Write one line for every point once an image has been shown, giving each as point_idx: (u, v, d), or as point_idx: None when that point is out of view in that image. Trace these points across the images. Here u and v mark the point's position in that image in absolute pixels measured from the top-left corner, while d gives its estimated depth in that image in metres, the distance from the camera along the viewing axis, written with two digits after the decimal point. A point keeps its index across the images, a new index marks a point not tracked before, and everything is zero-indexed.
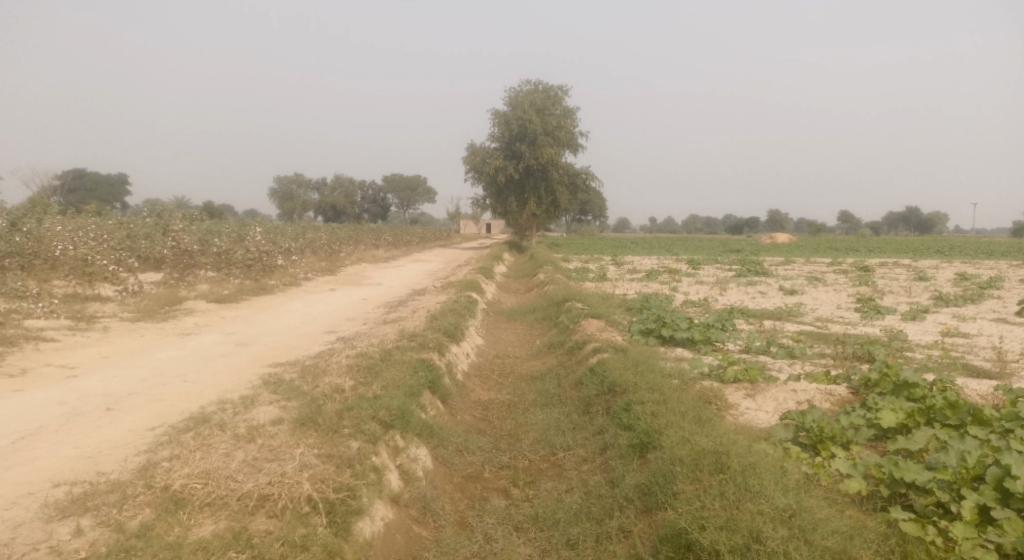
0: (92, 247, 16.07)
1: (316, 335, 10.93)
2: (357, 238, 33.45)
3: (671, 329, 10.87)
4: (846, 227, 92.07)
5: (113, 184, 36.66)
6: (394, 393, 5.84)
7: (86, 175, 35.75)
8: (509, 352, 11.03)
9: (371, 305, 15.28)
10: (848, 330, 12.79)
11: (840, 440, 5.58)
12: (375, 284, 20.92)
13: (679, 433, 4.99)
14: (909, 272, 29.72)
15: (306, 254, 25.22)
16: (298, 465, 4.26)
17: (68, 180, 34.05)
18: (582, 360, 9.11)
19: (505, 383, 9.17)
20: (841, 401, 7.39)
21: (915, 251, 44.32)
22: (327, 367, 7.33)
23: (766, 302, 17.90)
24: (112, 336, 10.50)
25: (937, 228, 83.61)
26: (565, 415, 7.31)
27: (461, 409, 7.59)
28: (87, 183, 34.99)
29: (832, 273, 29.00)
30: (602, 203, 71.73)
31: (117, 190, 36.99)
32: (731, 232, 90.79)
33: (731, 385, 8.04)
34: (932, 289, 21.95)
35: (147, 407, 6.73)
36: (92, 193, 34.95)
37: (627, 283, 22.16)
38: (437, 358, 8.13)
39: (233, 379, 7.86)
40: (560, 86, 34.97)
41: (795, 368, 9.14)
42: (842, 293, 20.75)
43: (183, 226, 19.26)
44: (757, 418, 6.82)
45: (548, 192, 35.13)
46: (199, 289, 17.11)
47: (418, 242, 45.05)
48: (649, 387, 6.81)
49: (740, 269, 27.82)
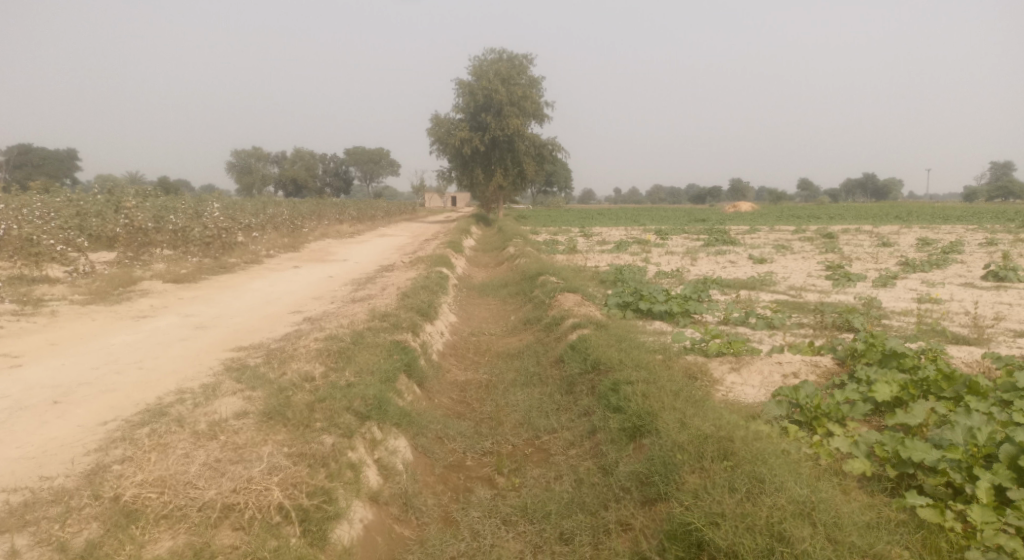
0: (38, 226, 15.11)
1: (281, 316, 10.43)
2: (320, 213, 32.60)
3: (649, 301, 10.62)
4: (806, 195, 93.27)
5: (62, 159, 35.15)
6: (369, 379, 5.46)
7: (34, 151, 34.14)
8: (484, 329, 10.69)
9: (338, 283, 14.72)
10: (823, 298, 12.70)
11: (836, 416, 5.36)
12: (341, 261, 20.31)
13: (675, 414, 4.77)
14: (873, 238, 30.00)
15: (268, 230, 24.42)
16: (267, 468, 3.88)
17: (13, 155, 32.49)
18: (561, 336, 8.80)
19: (482, 362, 8.84)
20: (828, 373, 7.22)
21: (875, 217, 44.93)
22: (295, 352, 6.88)
23: (737, 271, 17.79)
24: (61, 321, 9.86)
25: (894, 195, 85.10)
26: (547, 395, 7.01)
27: (438, 392, 7.23)
28: (34, 159, 33.40)
29: (798, 241, 29.14)
30: (567, 174, 71.25)
31: (67, 165, 35.50)
32: (694, 201, 91.31)
33: (715, 359, 7.82)
34: (898, 255, 22.10)
35: (98, 400, 6.23)
36: (40, 168, 33.45)
37: (598, 254, 21.92)
38: (411, 339, 7.73)
39: (192, 366, 7.36)
40: (526, 55, 34.26)
41: (776, 340, 8.97)
42: (811, 260, 20.79)
43: (136, 202, 18.38)
44: (746, 394, 6.59)
45: (514, 163, 34.60)
46: (156, 269, 16.36)
47: (383, 216, 44.18)
48: (635, 364, 6.53)
49: (708, 238, 27.78)
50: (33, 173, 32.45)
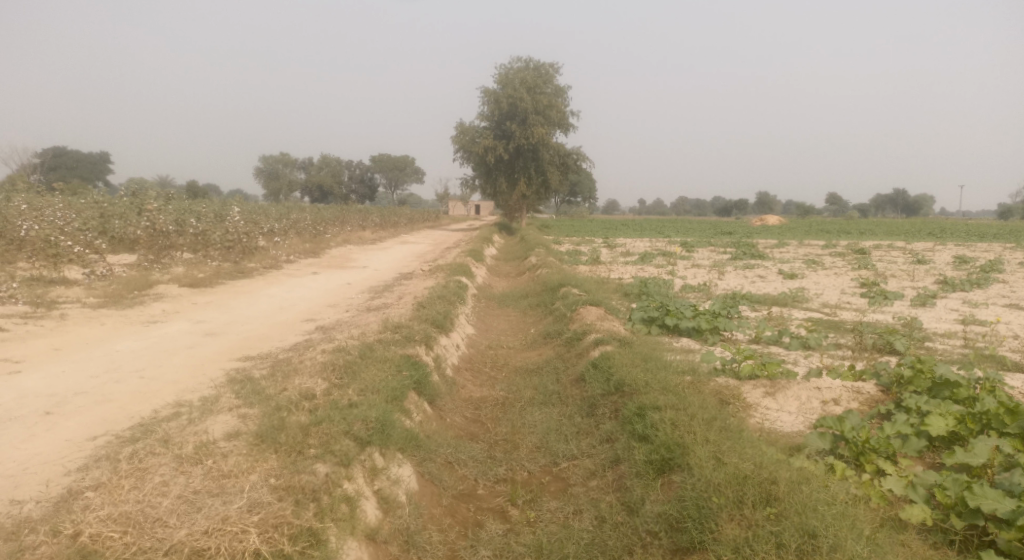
0: (58, 228, 15.02)
1: (294, 324, 10.09)
2: (343, 220, 32.48)
3: (676, 317, 10.12)
4: (834, 209, 91.72)
5: (95, 162, 35.44)
6: (374, 398, 5.06)
7: (68, 154, 34.44)
8: (502, 342, 10.27)
9: (355, 290, 14.39)
10: (858, 317, 12.10)
11: (886, 452, 4.85)
12: (360, 267, 20.04)
13: (709, 447, 4.32)
14: (906, 254, 29.13)
15: (290, 235, 24.25)
16: (248, 504, 3.50)
17: (47, 158, 32.83)
18: (583, 353, 8.34)
19: (499, 377, 8.42)
20: (871, 401, 6.70)
21: (907, 234, 43.75)
22: (300, 364, 6.50)
23: (767, 287, 17.19)
24: (69, 324, 9.61)
25: (925, 210, 83.09)
26: (567, 417, 6.56)
27: (451, 410, 6.80)
28: (67, 161, 33.77)
29: (828, 256, 28.36)
30: (592, 184, 70.76)
31: (100, 168, 35.79)
32: (720, 214, 90.27)
33: (748, 382, 7.31)
34: (934, 273, 21.28)
35: (91, 411, 5.90)
36: (73, 171, 33.75)
37: (622, 266, 21.41)
38: (424, 353, 7.32)
39: (195, 377, 7.02)
40: (552, 64, 33.95)
41: (812, 362, 8.43)
42: (843, 277, 20.10)
43: (158, 205, 18.26)
44: (783, 424, 6.09)
45: (539, 172, 34.22)
46: (174, 272, 16.19)
47: (406, 223, 44.00)
48: (661, 387, 6.05)
49: (735, 252, 27.14)
50: (65, 176, 32.80)
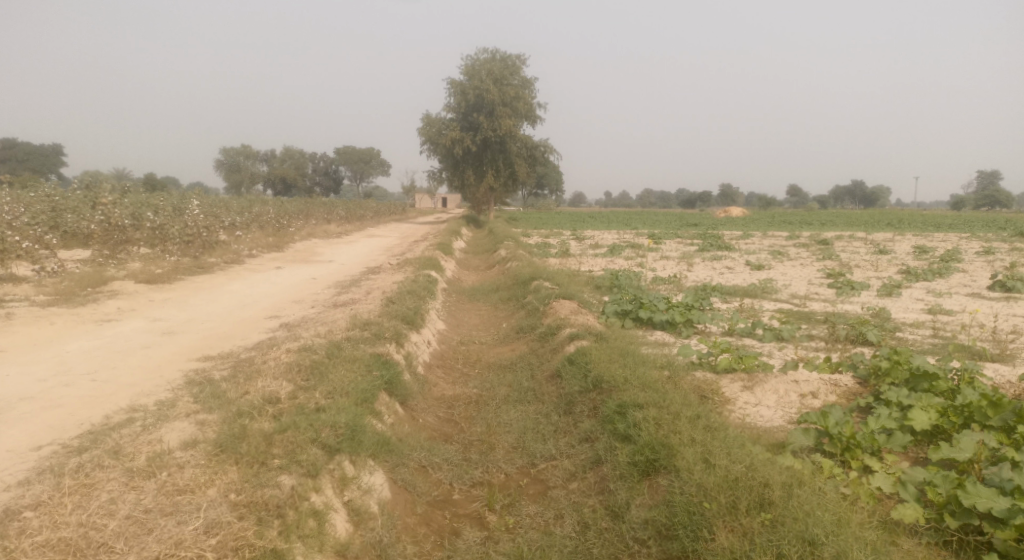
0: (6, 222, 14.33)
1: (258, 322, 9.73)
2: (307, 213, 31.83)
3: (649, 310, 9.98)
4: (795, 201, 93.17)
5: (48, 155, 34.17)
6: (343, 401, 4.79)
7: (18, 146, 33.12)
8: (473, 338, 10.02)
9: (321, 285, 14.01)
10: (829, 308, 12.11)
11: (871, 448, 4.75)
12: (326, 261, 19.60)
13: (697, 449, 4.17)
14: (867, 245, 29.59)
15: (252, 229, 23.63)
16: (205, 524, 3.27)
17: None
18: (557, 348, 8.14)
19: (471, 374, 8.18)
20: (849, 394, 6.63)
21: (868, 225, 44.49)
22: (263, 364, 6.19)
23: (736, 278, 17.21)
24: (16, 324, 9.11)
25: (882, 202, 84.81)
26: (544, 415, 6.36)
27: (423, 410, 6.55)
28: (18, 154, 32.49)
29: (794, 247, 28.66)
30: (558, 176, 70.70)
31: (52, 161, 34.51)
32: (684, 206, 90.89)
33: (726, 376, 7.18)
34: (897, 263, 21.57)
35: (37, 419, 5.50)
36: (24, 164, 32.50)
37: (592, 258, 21.30)
38: (394, 351, 7.03)
39: (151, 379, 6.64)
40: (519, 56, 33.68)
41: (788, 354, 8.36)
42: (809, 267, 20.27)
43: (113, 198, 17.54)
44: (764, 421, 5.97)
45: (506, 165, 33.95)
46: (131, 268, 15.59)
47: (372, 217, 43.42)
48: (640, 383, 5.89)
49: (702, 243, 27.25)
50: (16, 168, 31.56)
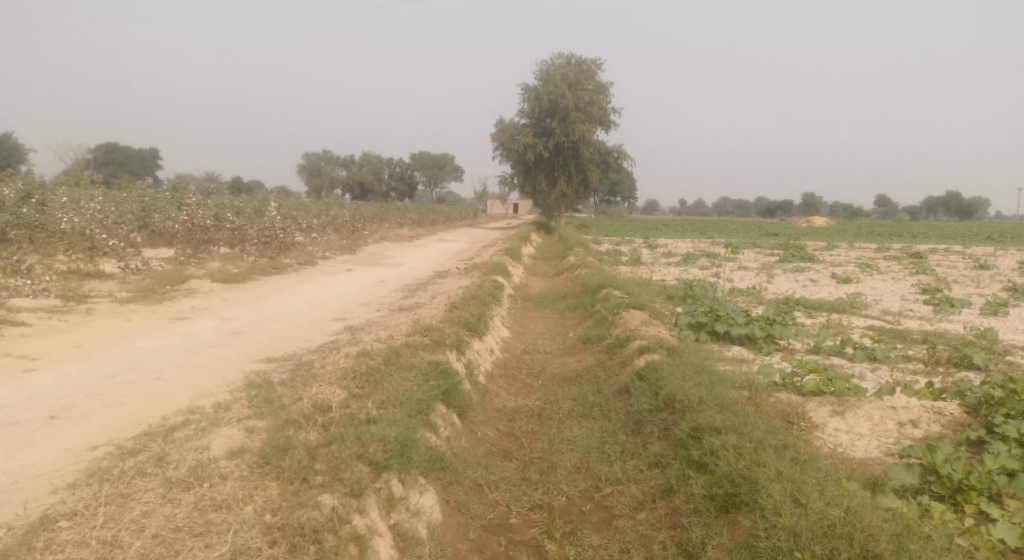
0: (96, 221, 14.91)
1: (324, 324, 9.65)
2: (381, 217, 32.21)
3: (726, 324, 9.38)
4: (882, 212, 88.94)
5: (145, 158, 35.77)
6: (396, 414, 4.55)
7: (118, 149, 34.80)
8: (539, 347, 9.67)
9: (389, 289, 13.95)
10: (925, 327, 11.20)
11: (988, 491, 4.18)
12: (396, 265, 19.69)
13: (785, 485, 3.70)
14: (965, 259, 27.68)
15: (327, 232, 24.00)
16: (234, 550, 3.13)
17: (98, 154, 33.23)
18: (626, 362, 7.69)
19: (535, 385, 7.84)
20: (956, 425, 5.97)
21: (964, 238, 41.85)
22: (321, 369, 6.02)
23: (821, 291, 16.29)
24: (94, 319, 9.32)
25: (979, 214, 79.82)
26: (610, 434, 5.97)
27: (483, 422, 6.24)
28: (118, 157, 34.16)
29: (883, 260, 27.09)
30: (632, 184, 69.64)
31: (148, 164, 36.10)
32: (763, 215, 88.01)
33: (813, 400, 6.58)
34: (1001, 280, 20.01)
35: (98, 417, 5.47)
36: (122, 167, 34.10)
37: (665, 267, 20.62)
38: (455, 359, 6.76)
39: (213, 379, 6.58)
40: (594, 61, 33.24)
41: (881, 377, 7.65)
42: (901, 282, 19.01)
43: (196, 199, 18.06)
44: (857, 454, 5.39)
45: (579, 171, 33.50)
46: (210, 267, 15.98)
47: (444, 221, 43.71)
48: (717, 404, 5.41)
49: (783, 254, 26.08)
50: (115, 171, 33.19)
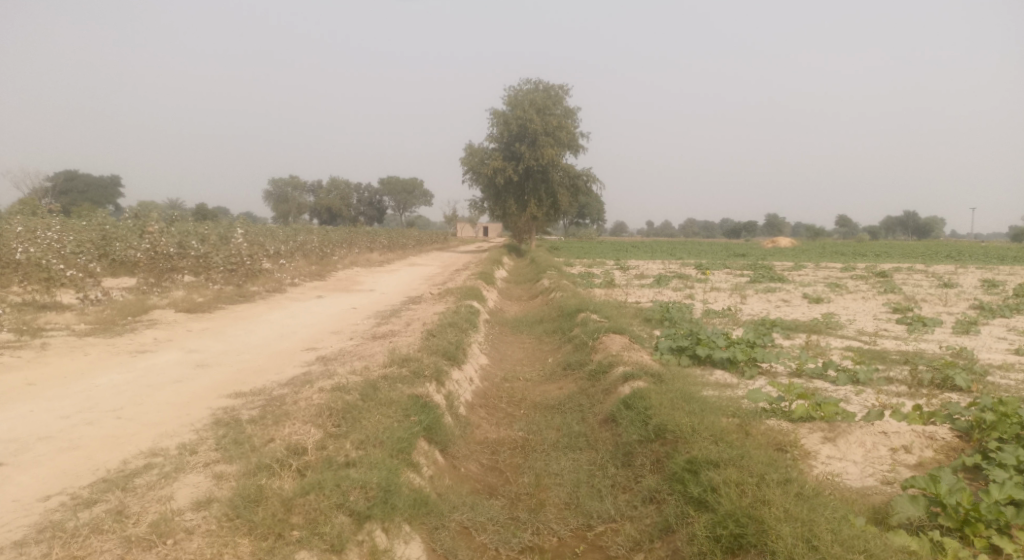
0: (54, 251, 14.33)
1: (294, 354, 9.28)
2: (350, 242, 31.79)
3: (708, 347, 9.24)
4: (844, 231, 90.81)
5: (107, 186, 34.93)
6: (377, 455, 4.27)
7: (79, 177, 33.93)
8: (518, 374, 9.42)
9: (360, 316, 13.60)
10: (902, 347, 11.22)
11: (998, 522, 4.04)
12: (367, 291, 19.32)
13: (796, 527, 3.64)
14: (928, 278, 28.21)
15: (295, 258, 23.52)
16: None
17: (58, 182, 32.32)
18: (610, 389, 7.47)
19: (517, 415, 7.57)
20: (949, 450, 5.87)
21: (925, 256, 42.78)
22: (294, 405, 5.69)
23: (794, 312, 16.33)
24: (49, 355, 8.84)
25: (937, 233, 81.92)
26: (599, 466, 5.74)
27: (465, 457, 5.96)
28: (79, 185, 33.27)
29: (850, 279, 27.46)
30: (601, 207, 70.10)
31: (110, 192, 35.26)
32: (729, 236, 89.17)
33: (803, 426, 6.43)
34: (967, 297, 20.35)
35: (51, 462, 5.08)
36: (83, 195, 33.20)
37: (638, 289, 20.56)
38: (434, 391, 6.48)
39: (177, 418, 6.19)
40: (562, 85, 33.48)
41: (866, 400, 7.55)
42: (871, 301, 19.20)
43: (159, 226, 17.52)
44: (853, 483, 5.23)
45: (549, 194, 33.54)
46: (174, 296, 15.45)
47: (414, 245, 43.36)
48: (710, 434, 5.23)
49: (754, 275, 26.27)
50: (76, 199, 32.31)
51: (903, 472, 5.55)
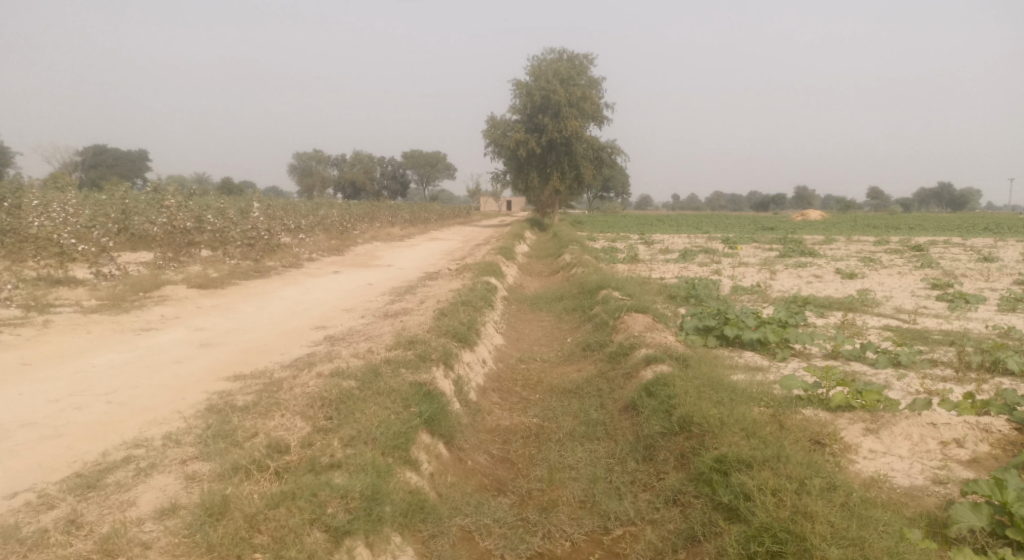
0: (68, 225, 14.09)
1: (302, 333, 8.89)
2: (372, 216, 31.42)
3: (736, 327, 8.68)
4: (875, 204, 88.56)
5: (135, 160, 34.69)
6: (365, 456, 3.89)
7: (107, 151, 33.70)
8: (535, 355, 8.96)
9: (376, 293, 13.20)
10: (944, 327, 10.55)
11: None
12: (385, 266, 18.95)
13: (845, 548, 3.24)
14: (967, 252, 27.06)
15: (315, 232, 23.16)
16: None
17: (86, 157, 32.20)
18: (631, 374, 6.98)
19: (532, 400, 7.12)
20: (1007, 444, 5.32)
21: (961, 229, 41.23)
22: (289, 391, 5.29)
23: (827, 288, 15.62)
24: (51, 333, 8.55)
25: (971, 205, 79.48)
26: (617, 459, 5.29)
27: (473, 448, 5.52)
28: (106, 159, 33.08)
29: (884, 253, 26.47)
30: (626, 179, 68.94)
31: (139, 165, 34.99)
32: (756, 209, 87.39)
33: (843, 414, 5.91)
34: (1008, 272, 19.41)
35: (27, 453, 4.72)
36: (111, 169, 33.02)
37: (663, 264, 19.93)
38: (442, 376, 6.05)
39: (170, 402, 5.81)
40: (586, 55, 32.54)
41: (910, 386, 6.97)
42: (908, 277, 18.36)
43: (175, 200, 17.20)
44: (900, 482, 4.72)
45: (572, 167, 32.79)
46: (188, 271, 15.15)
47: (436, 220, 42.90)
48: (740, 427, 4.75)
49: (783, 249, 25.42)
50: (103, 174, 32.17)
51: (955, 470, 5.01)
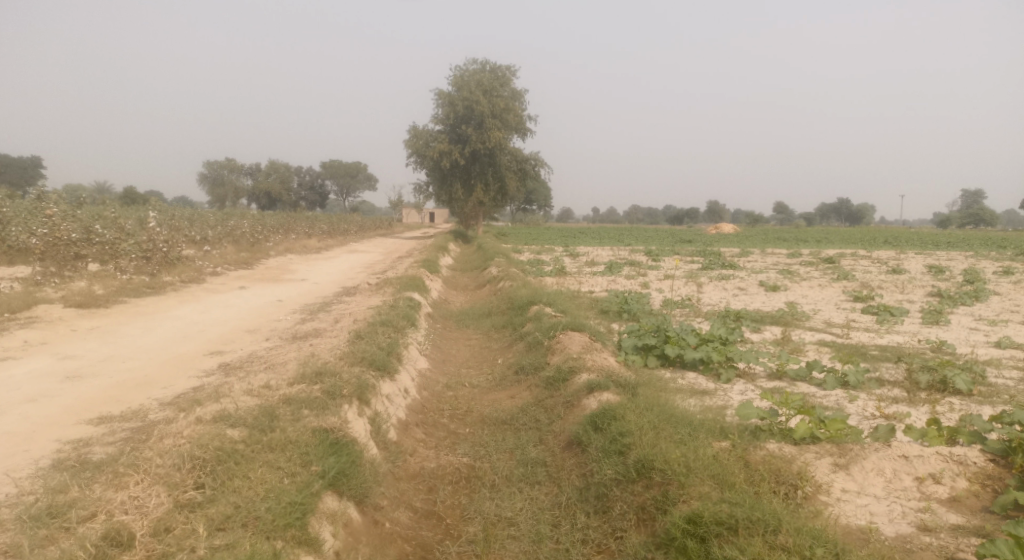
0: None
1: (193, 361, 7.71)
2: (287, 227, 29.76)
3: (677, 346, 8.04)
4: (782, 218, 92.16)
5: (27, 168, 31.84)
6: (240, 549, 3.20)
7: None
8: (464, 380, 8.08)
9: (286, 311, 12.02)
10: (879, 341, 10.32)
11: None
12: (299, 280, 17.64)
13: None
14: (876, 264, 27.86)
15: (222, 245, 21.52)
16: None
17: None
18: (572, 403, 6.21)
19: (461, 434, 6.24)
20: (984, 478, 4.82)
21: (865, 242, 42.86)
22: (159, 442, 4.25)
23: (755, 301, 15.42)
24: None
25: (867, 219, 83.78)
26: (563, 510, 4.50)
27: (392, 503, 4.61)
28: None
29: (799, 265, 26.91)
30: (547, 192, 68.95)
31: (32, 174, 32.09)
32: (671, 222, 89.21)
33: (808, 447, 5.28)
34: (921, 284, 19.85)
35: None
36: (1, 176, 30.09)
37: (589, 277, 19.43)
38: (353, 416, 5.13)
39: (5, 457, 4.63)
40: (509, 66, 32.05)
41: (865, 410, 6.50)
42: (830, 289, 18.45)
43: (60, 209, 15.39)
44: (885, 532, 4.12)
45: (496, 179, 32.13)
46: (71, 287, 13.49)
47: (356, 231, 41.37)
48: (712, 476, 4.06)
49: (706, 261, 25.47)
50: None
51: (939, 513, 4.44)
